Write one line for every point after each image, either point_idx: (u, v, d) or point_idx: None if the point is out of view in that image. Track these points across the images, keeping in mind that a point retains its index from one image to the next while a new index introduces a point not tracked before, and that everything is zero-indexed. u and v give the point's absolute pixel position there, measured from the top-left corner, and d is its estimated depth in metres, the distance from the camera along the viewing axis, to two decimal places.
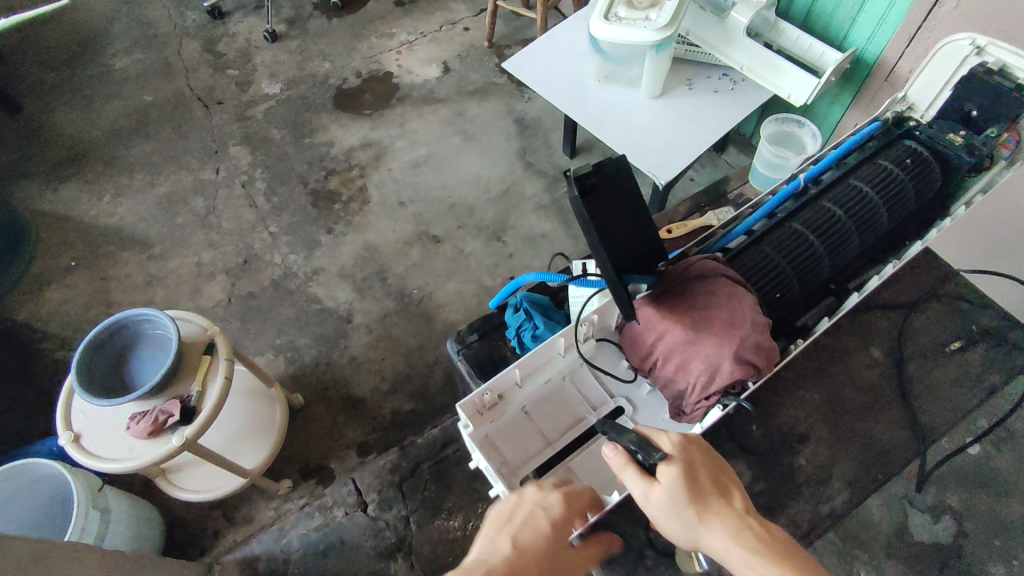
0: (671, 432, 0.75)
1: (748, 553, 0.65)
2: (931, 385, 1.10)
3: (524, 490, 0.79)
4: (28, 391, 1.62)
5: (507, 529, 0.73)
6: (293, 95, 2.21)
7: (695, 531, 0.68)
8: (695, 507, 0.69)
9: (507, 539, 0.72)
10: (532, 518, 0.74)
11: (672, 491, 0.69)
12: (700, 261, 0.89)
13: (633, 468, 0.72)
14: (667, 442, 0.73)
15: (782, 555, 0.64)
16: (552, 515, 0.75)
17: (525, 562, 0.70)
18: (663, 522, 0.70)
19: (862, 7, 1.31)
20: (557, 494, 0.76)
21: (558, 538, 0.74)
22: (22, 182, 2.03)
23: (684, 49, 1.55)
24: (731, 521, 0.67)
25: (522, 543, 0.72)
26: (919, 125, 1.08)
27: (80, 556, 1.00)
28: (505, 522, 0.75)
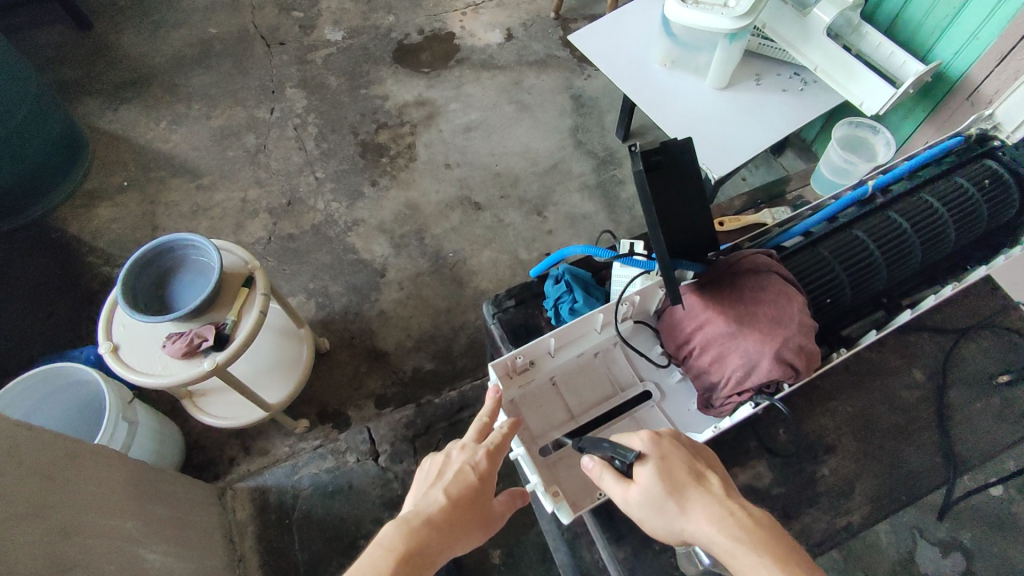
0: (643, 431, 0.75)
1: (730, 540, 0.62)
2: (969, 416, 1.07)
3: (449, 450, 0.80)
4: (72, 301, 1.69)
5: (438, 484, 0.74)
6: (354, 45, 2.21)
7: (680, 523, 0.67)
8: (675, 498, 0.68)
9: (440, 492, 0.73)
10: (460, 472, 0.75)
11: (649, 488, 0.69)
12: (752, 255, 0.88)
13: (610, 472, 0.73)
14: (639, 441, 0.73)
15: (763, 540, 0.61)
16: (478, 468, 0.76)
17: (459, 512, 0.71)
18: (650, 520, 0.70)
19: (954, 19, 1.25)
20: (483, 450, 0.77)
21: (485, 488, 0.75)
22: (85, 99, 2.08)
23: (758, 42, 1.50)
24: (713, 507, 0.65)
25: (455, 494, 0.73)
26: (1003, 146, 1.03)
27: (108, 458, 1.04)
28: (436, 479, 0.76)
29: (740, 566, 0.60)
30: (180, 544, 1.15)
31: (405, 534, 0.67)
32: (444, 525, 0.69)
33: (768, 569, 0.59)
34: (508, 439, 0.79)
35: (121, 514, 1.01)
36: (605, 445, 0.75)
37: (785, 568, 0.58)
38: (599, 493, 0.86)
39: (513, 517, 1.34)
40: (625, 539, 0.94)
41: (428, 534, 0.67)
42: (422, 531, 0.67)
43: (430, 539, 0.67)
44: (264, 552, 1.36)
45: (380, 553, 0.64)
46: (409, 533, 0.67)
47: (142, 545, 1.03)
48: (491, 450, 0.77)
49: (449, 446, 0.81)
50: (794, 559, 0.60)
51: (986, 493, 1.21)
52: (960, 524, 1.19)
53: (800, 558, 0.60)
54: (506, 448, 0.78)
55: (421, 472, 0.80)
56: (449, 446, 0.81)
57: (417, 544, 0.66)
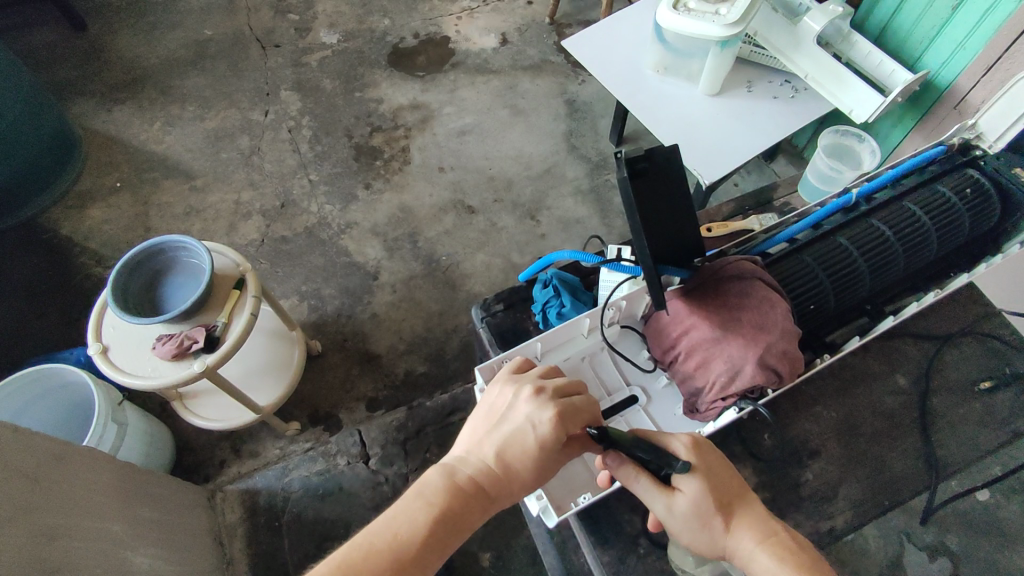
0: (682, 435, 0.72)
1: (775, 560, 0.64)
2: (953, 421, 1.08)
3: (517, 392, 0.74)
4: (63, 302, 1.68)
5: (494, 436, 0.71)
6: (349, 48, 2.21)
7: (721, 538, 0.67)
8: (720, 514, 0.67)
9: (493, 449, 0.69)
10: (520, 431, 0.70)
11: (697, 500, 0.67)
12: (738, 261, 0.89)
13: (650, 479, 0.69)
14: (683, 449, 0.70)
15: (807, 559, 0.64)
16: (539, 431, 0.70)
17: (504, 478, 0.68)
18: (687, 534, 0.68)
19: (942, 29, 1.26)
20: (551, 412, 0.70)
21: (542, 455, 0.69)
22: (78, 99, 2.08)
23: (750, 50, 1.51)
24: (758, 527, 0.67)
25: (508, 456, 0.69)
26: (984, 156, 1.04)
27: (97, 461, 1.04)
28: (496, 428, 0.72)
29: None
30: (169, 547, 1.15)
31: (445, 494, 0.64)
32: (488, 491, 0.67)
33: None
34: (578, 413, 0.72)
35: (110, 517, 1.01)
36: (643, 451, 0.69)
37: None
38: (578, 500, 0.86)
39: (503, 520, 1.34)
40: (611, 542, 0.95)
41: (468, 497, 0.65)
42: (465, 492, 0.65)
43: (472, 503, 0.65)
44: (252, 555, 1.35)
45: (420, 506, 0.62)
46: (450, 493, 0.64)
47: (130, 548, 1.02)
48: (559, 415, 0.70)
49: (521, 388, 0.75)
50: None
51: (972, 498, 1.22)
52: (947, 528, 1.20)
53: None
54: (575, 418, 0.71)
55: (485, 404, 0.76)
56: (521, 388, 0.75)
57: (457, 505, 0.63)
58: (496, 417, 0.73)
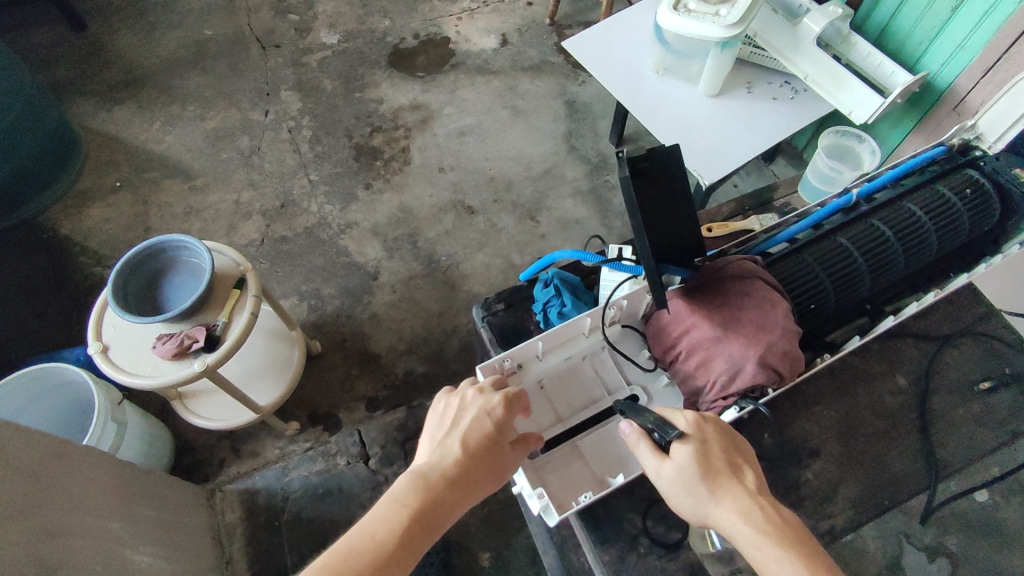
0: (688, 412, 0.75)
1: (756, 533, 0.63)
2: (952, 421, 1.09)
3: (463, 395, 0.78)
4: (62, 302, 1.68)
5: (453, 434, 0.72)
6: (349, 48, 2.22)
7: (705, 507, 0.68)
8: (707, 484, 0.68)
9: (457, 441, 0.71)
10: (476, 421, 0.73)
11: (683, 467, 0.69)
12: (739, 261, 0.89)
13: (647, 443, 0.74)
14: (683, 420, 0.73)
15: (790, 535, 0.63)
16: (494, 415, 0.74)
17: (474, 465, 0.70)
18: (675, 499, 0.70)
19: (942, 30, 1.27)
20: (499, 396, 0.76)
21: (501, 438, 0.73)
22: (78, 99, 2.08)
23: (750, 51, 1.52)
24: (742, 499, 0.66)
25: (473, 443, 0.71)
26: (985, 157, 1.05)
27: (97, 458, 1.04)
28: (453, 427, 0.74)
29: (761, 556, 0.62)
30: (168, 546, 1.15)
31: (420, 489, 0.65)
32: (460, 479, 0.68)
33: (792, 563, 0.60)
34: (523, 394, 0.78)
35: (109, 516, 1.01)
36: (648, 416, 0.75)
37: (811, 566, 0.59)
38: (580, 497, 0.85)
39: (502, 520, 1.34)
40: (612, 542, 0.95)
41: (442, 490, 0.66)
42: (438, 485, 0.66)
43: (446, 493, 0.66)
44: (251, 555, 1.35)
45: (393, 508, 0.63)
46: (423, 487, 0.65)
47: (129, 546, 1.02)
48: (507, 398, 0.76)
49: (464, 391, 0.79)
50: (818, 558, 0.61)
51: (972, 498, 1.22)
52: (946, 529, 1.20)
53: (824, 558, 0.61)
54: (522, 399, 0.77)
55: (434, 417, 0.78)
56: (465, 392, 0.79)
57: (431, 499, 0.64)
58: (450, 420, 0.75)
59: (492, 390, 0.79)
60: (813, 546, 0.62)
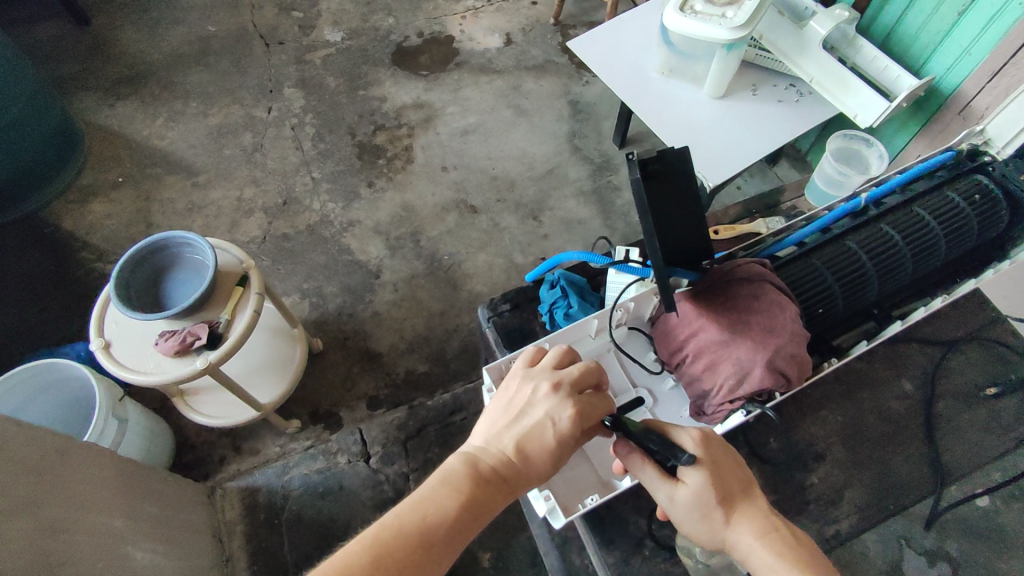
0: (692, 429, 0.72)
1: (773, 556, 0.64)
2: (957, 427, 1.09)
3: (537, 387, 0.73)
4: (63, 297, 1.68)
5: (512, 428, 0.70)
6: (353, 46, 2.21)
7: (721, 531, 0.68)
8: (721, 508, 0.68)
9: (512, 440, 0.68)
10: (539, 426, 0.69)
11: (700, 493, 0.68)
12: (748, 264, 0.89)
13: (655, 467, 0.70)
14: (691, 441, 0.70)
15: (804, 556, 0.65)
16: (558, 427, 0.69)
17: (524, 470, 0.67)
18: (688, 523, 0.69)
19: (948, 34, 1.27)
20: (571, 408, 0.70)
21: (561, 450, 0.69)
22: (81, 94, 2.07)
23: (755, 53, 1.52)
24: (757, 522, 0.67)
25: (527, 448, 0.68)
26: (993, 162, 1.04)
27: (100, 455, 1.04)
28: (515, 420, 0.71)
29: None
30: (169, 543, 1.14)
31: (470, 480, 0.64)
32: (507, 483, 0.66)
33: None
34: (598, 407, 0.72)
35: (111, 512, 1.01)
36: (654, 437, 0.70)
37: None
38: (585, 500, 0.85)
39: (503, 520, 1.34)
40: (615, 544, 0.95)
41: (489, 486, 0.65)
42: (486, 483, 0.64)
43: (493, 493, 0.64)
44: (252, 553, 1.35)
45: (445, 493, 0.62)
46: (472, 482, 0.64)
47: (130, 543, 1.02)
48: (579, 410, 0.70)
49: (540, 377, 0.74)
50: None
51: (972, 504, 1.22)
52: (946, 534, 1.20)
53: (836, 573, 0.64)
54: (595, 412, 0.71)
55: (504, 394, 0.75)
56: (540, 379, 0.74)
57: (480, 497, 0.63)
58: (514, 410, 0.72)
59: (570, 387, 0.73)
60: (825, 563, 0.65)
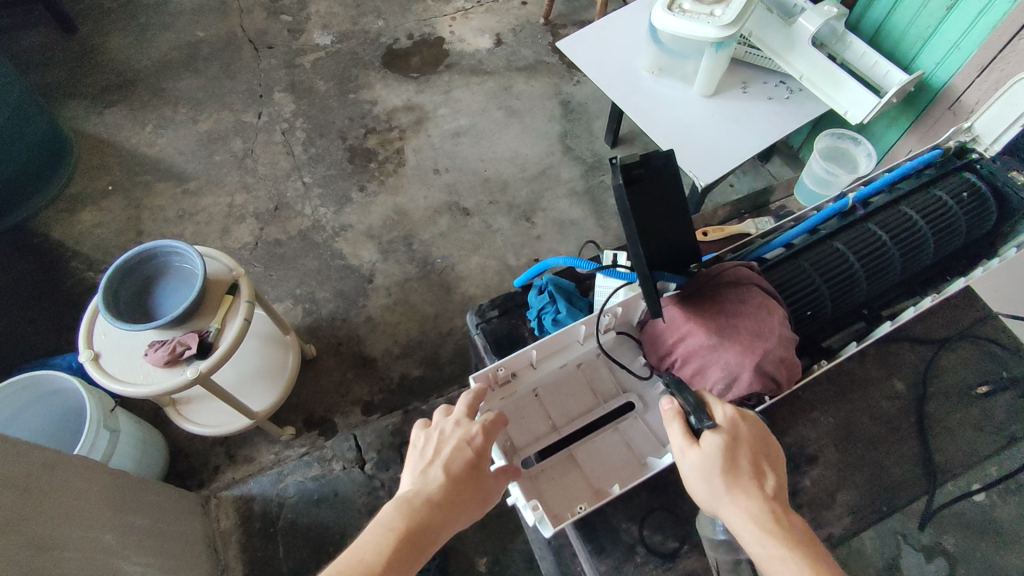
0: (728, 405, 0.75)
1: (763, 532, 0.65)
2: (950, 426, 1.08)
3: (442, 426, 0.80)
4: (54, 307, 1.67)
5: (435, 462, 0.75)
6: (343, 49, 2.20)
7: (719, 499, 0.69)
8: (726, 478, 0.69)
9: (440, 468, 0.74)
10: (456, 449, 0.76)
11: (709, 457, 0.70)
12: (735, 267, 0.88)
13: (680, 424, 0.74)
14: (721, 412, 0.74)
15: (796, 538, 0.64)
16: (473, 443, 0.77)
17: (456, 491, 0.73)
18: (692, 483, 0.72)
19: (937, 28, 1.26)
20: (477, 425, 0.78)
21: (483, 463, 0.76)
22: (70, 102, 2.06)
23: (745, 51, 1.51)
24: (757, 498, 0.68)
25: (452, 472, 0.74)
26: (980, 160, 1.04)
27: (90, 469, 1.03)
28: (434, 455, 0.76)
29: (767, 556, 0.63)
30: (162, 556, 1.14)
31: (405, 514, 0.69)
32: (442, 505, 0.71)
33: (794, 565, 0.62)
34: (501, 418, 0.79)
35: (102, 526, 1.00)
36: (689, 399, 0.75)
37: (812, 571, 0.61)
38: (578, 506, 0.85)
39: (500, 524, 1.33)
40: (607, 551, 0.94)
41: (427, 514, 0.70)
42: (420, 513, 0.70)
43: (430, 518, 0.70)
44: (246, 563, 1.34)
45: (378, 535, 0.68)
46: (407, 514, 0.69)
47: (122, 556, 1.01)
48: (485, 427, 0.78)
49: (441, 422, 0.80)
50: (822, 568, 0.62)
51: (970, 500, 1.22)
52: (943, 530, 1.20)
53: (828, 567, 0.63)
54: (499, 423, 0.79)
55: (415, 449, 0.80)
56: (443, 423, 0.80)
57: (416, 525, 0.69)
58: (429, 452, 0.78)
59: (469, 415, 0.81)
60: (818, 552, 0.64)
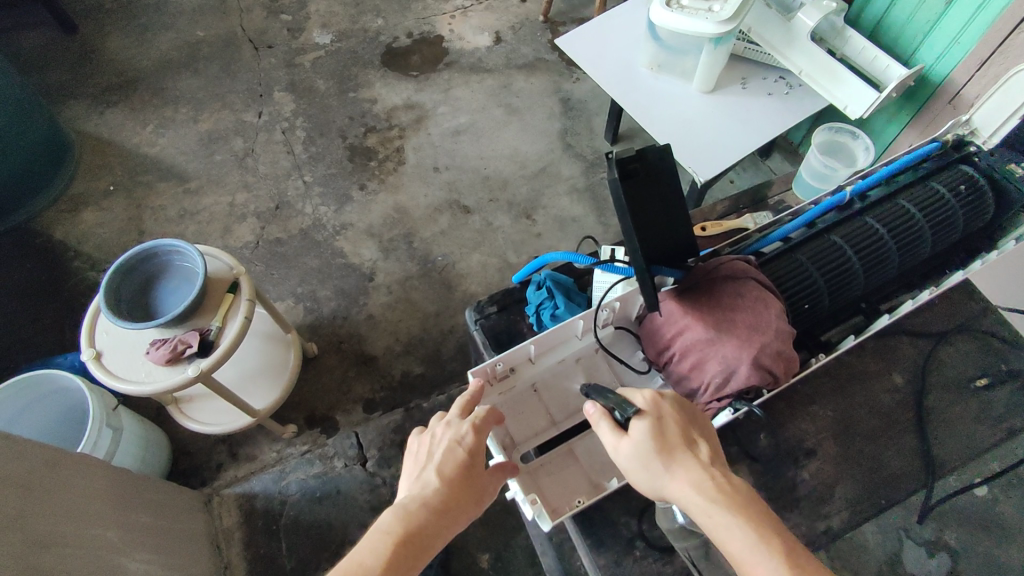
0: (648, 391, 0.76)
1: (706, 501, 0.64)
2: (950, 420, 1.08)
3: (433, 432, 0.80)
4: (56, 307, 1.67)
5: (428, 466, 0.75)
6: (342, 48, 2.21)
7: (661, 481, 0.68)
8: (662, 457, 0.69)
9: (433, 471, 0.74)
10: (448, 451, 0.76)
11: (640, 443, 0.70)
12: (732, 261, 0.88)
13: (607, 421, 0.74)
14: (641, 399, 0.74)
15: (737, 500, 0.63)
16: (465, 443, 0.77)
17: (453, 492, 0.73)
18: (634, 474, 0.71)
19: (936, 23, 1.26)
20: (468, 424, 0.78)
21: (476, 462, 0.76)
22: (71, 102, 2.07)
23: (744, 46, 1.51)
24: (695, 470, 0.67)
25: (447, 473, 0.74)
26: (979, 152, 1.04)
27: (91, 466, 1.04)
28: (426, 461, 0.77)
29: (713, 525, 0.62)
30: (164, 553, 1.14)
31: (403, 517, 0.69)
32: (440, 507, 0.71)
33: (738, 527, 0.60)
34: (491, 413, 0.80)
35: (104, 523, 1.01)
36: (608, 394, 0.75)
37: (755, 526, 0.60)
38: (578, 501, 0.86)
39: (502, 521, 1.34)
40: (607, 546, 0.94)
41: (426, 517, 0.69)
42: (419, 516, 0.69)
43: (430, 521, 0.69)
44: (248, 560, 1.35)
45: (378, 539, 0.66)
46: (406, 517, 0.69)
47: (124, 553, 1.02)
48: (477, 426, 0.78)
49: (433, 427, 0.81)
50: (767, 522, 0.61)
51: (971, 494, 1.22)
52: (944, 524, 1.20)
53: (773, 521, 0.61)
54: (490, 420, 0.79)
55: (410, 458, 0.80)
56: (434, 428, 0.81)
57: (416, 527, 0.68)
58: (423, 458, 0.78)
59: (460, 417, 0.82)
60: (763, 509, 0.63)
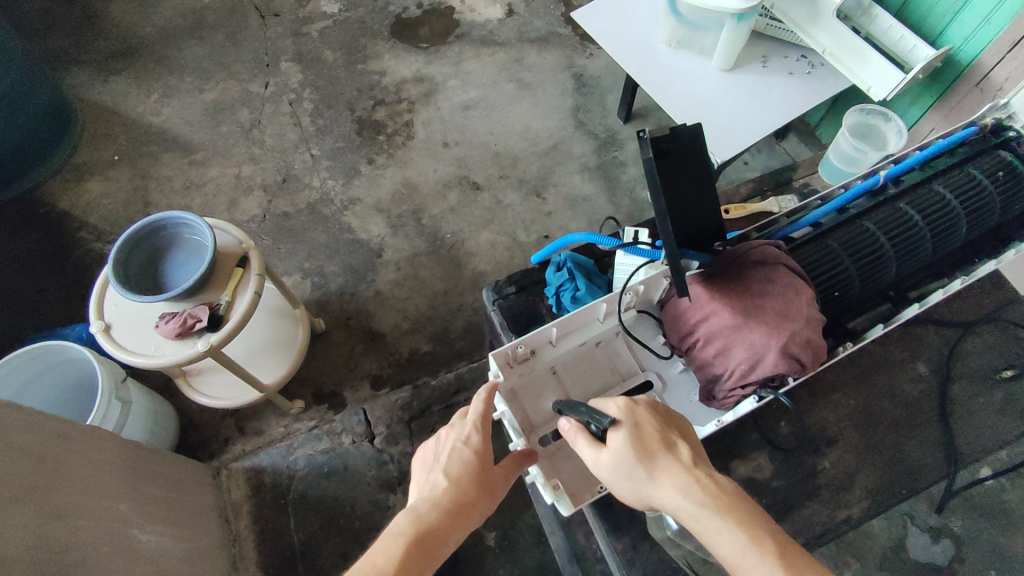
0: (621, 398, 0.75)
1: (696, 506, 0.63)
2: (972, 411, 1.07)
3: (438, 435, 0.80)
4: (62, 279, 1.66)
5: (435, 468, 0.75)
6: (351, 18, 2.15)
7: (646, 490, 0.67)
8: (645, 465, 0.67)
9: (441, 472, 0.73)
10: (455, 451, 0.76)
11: (620, 453, 0.69)
12: (762, 246, 0.86)
13: (584, 435, 0.73)
14: (615, 409, 0.73)
15: (726, 502, 0.62)
16: (471, 443, 0.76)
17: (464, 491, 0.72)
18: (616, 485, 0.70)
19: (967, 3, 1.21)
20: (472, 423, 0.78)
21: (485, 459, 0.76)
22: (74, 69, 2.02)
23: (766, 23, 1.46)
24: (679, 474, 0.66)
25: (455, 474, 0.73)
26: (1018, 137, 1.01)
27: (102, 439, 1.03)
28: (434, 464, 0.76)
29: (706, 531, 0.61)
30: (176, 526, 1.14)
31: (416, 519, 0.68)
32: (452, 506, 0.70)
33: (731, 531, 0.59)
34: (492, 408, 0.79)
35: (116, 496, 1.00)
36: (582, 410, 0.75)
37: (747, 527, 0.59)
38: (599, 487, 0.86)
39: (510, 500, 1.34)
40: (625, 530, 0.94)
41: (440, 517, 0.69)
42: (432, 517, 0.68)
43: (443, 522, 0.68)
44: (258, 534, 1.35)
45: (392, 540, 0.65)
46: (419, 518, 0.68)
47: (136, 525, 1.02)
48: (479, 423, 0.78)
49: (438, 431, 0.81)
50: (757, 520, 0.60)
51: (979, 484, 1.22)
52: (952, 513, 1.20)
53: (764, 517, 0.61)
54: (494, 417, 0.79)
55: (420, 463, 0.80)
56: (439, 431, 0.81)
57: (429, 527, 0.67)
58: (432, 461, 0.78)
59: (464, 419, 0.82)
60: (753, 508, 0.62)
